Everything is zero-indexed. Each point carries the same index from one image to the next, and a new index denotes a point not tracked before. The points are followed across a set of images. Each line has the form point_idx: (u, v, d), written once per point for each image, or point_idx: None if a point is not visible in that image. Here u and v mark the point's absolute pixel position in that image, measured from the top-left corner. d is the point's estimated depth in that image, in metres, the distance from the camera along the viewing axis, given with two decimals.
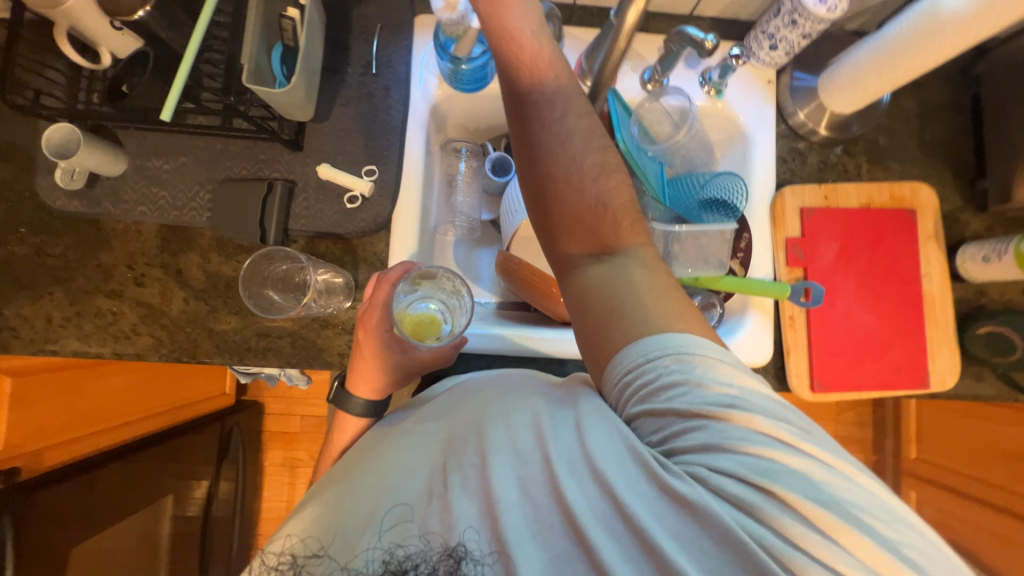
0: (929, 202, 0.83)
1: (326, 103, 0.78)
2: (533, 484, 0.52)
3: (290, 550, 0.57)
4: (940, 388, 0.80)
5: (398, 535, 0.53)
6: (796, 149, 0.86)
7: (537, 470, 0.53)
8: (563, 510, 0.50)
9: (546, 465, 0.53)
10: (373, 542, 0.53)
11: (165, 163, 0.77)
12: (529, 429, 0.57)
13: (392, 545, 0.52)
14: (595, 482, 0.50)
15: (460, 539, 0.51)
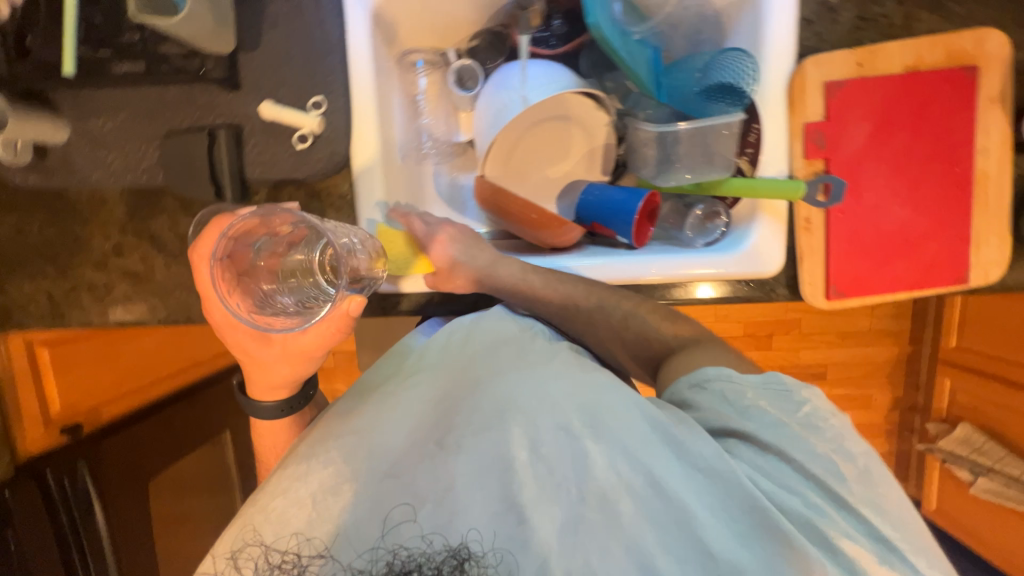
0: (998, 54, 0.66)
1: (253, 27, 0.68)
2: (547, 463, 0.53)
3: (295, 546, 0.50)
4: (981, 283, 0.71)
5: (400, 532, 0.50)
6: (827, 4, 0.68)
7: (551, 448, 0.54)
8: (574, 486, 0.52)
9: (563, 442, 0.54)
10: (375, 540, 0.50)
11: (105, 121, 0.71)
12: (542, 403, 0.56)
13: (395, 545, 0.50)
14: (613, 452, 0.53)
15: (465, 536, 0.50)
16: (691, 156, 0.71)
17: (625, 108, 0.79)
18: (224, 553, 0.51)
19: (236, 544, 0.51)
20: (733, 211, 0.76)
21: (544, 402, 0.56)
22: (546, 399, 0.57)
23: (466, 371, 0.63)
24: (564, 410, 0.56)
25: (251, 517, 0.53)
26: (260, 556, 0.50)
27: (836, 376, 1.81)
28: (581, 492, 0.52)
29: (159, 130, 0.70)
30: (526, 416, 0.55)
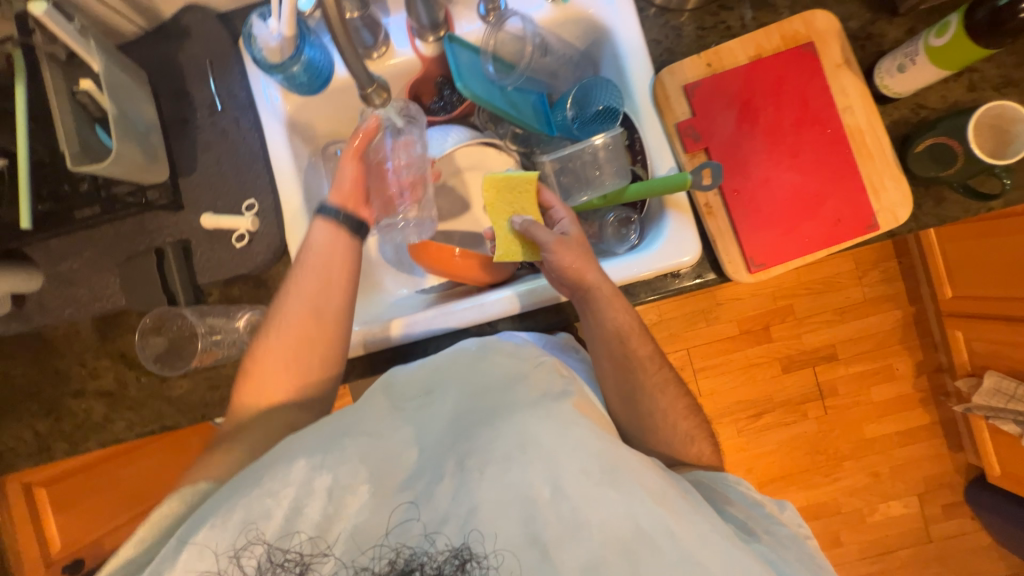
0: (828, 26, 0.74)
1: (189, 156, 0.79)
2: (568, 503, 0.51)
3: (298, 546, 0.52)
4: (895, 224, 0.73)
5: (405, 532, 0.52)
6: (670, 25, 0.78)
7: (575, 489, 0.52)
8: (592, 531, 0.51)
9: (587, 488, 0.52)
10: (380, 539, 0.52)
11: (73, 262, 0.80)
12: (568, 442, 0.54)
13: (399, 544, 0.52)
14: (634, 505, 0.52)
15: (466, 540, 0.51)
16: (587, 175, 0.78)
17: (523, 148, 0.88)
18: (224, 551, 0.51)
19: (236, 542, 0.51)
20: (646, 211, 0.81)
21: (569, 443, 0.54)
22: (573, 440, 0.54)
23: (485, 394, 0.60)
24: (591, 454, 0.54)
25: (245, 515, 0.51)
26: (262, 555, 0.51)
27: (846, 354, 1.75)
28: (594, 535, 0.51)
29: (118, 258, 0.79)
30: (550, 457, 0.53)
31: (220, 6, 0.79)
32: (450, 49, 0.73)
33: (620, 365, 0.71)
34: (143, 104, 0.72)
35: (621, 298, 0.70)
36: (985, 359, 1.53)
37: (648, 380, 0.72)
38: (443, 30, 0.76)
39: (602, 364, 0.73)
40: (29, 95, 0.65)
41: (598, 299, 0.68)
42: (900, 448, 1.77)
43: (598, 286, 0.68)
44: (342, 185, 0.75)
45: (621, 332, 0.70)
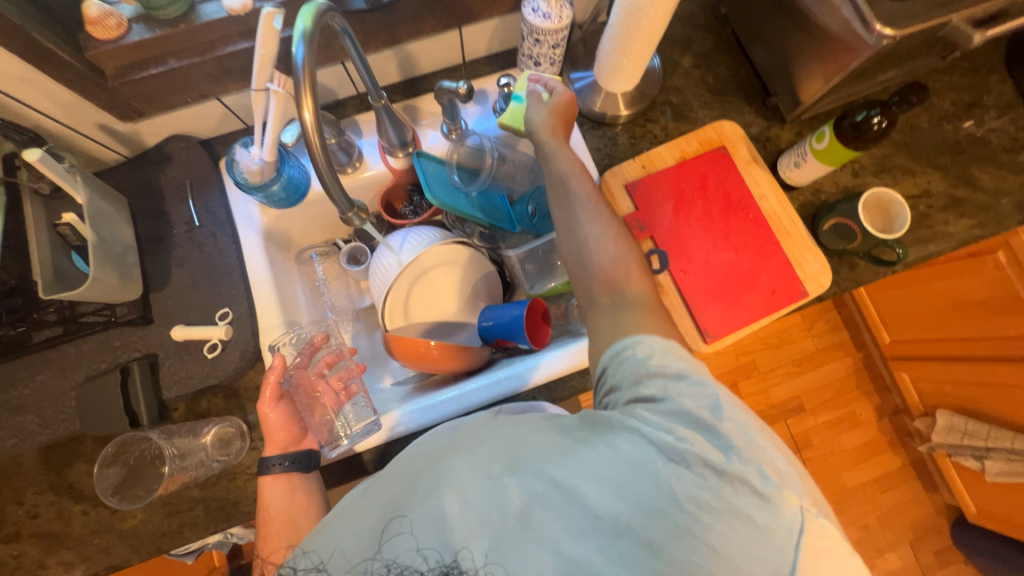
0: (735, 133, 0.89)
1: (163, 270, 0.80)
2: (470, 507, 0.47)
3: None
4: (820, 290, 0.83)
5: (393, 549, 0.46)
6: (607, 135, 0.92)
7: (473, 490, 0.47)
8: (496, 517, 0.47)
9: (484, 484, 0.48)
10: (368, 554, 0.47)
11: (23, 388, 0.75)
12: (461, 453, 0.50)
13: (387, 560, 0.46)
14: (527, 477, 0.48)
15: (455, 551, 0.46)
16: (549, 264, 0.89)
17: (490, 243, 0.97)
18: None
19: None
20: None
21: (462, 453, 0.50)
22: (467, 448, 0.51)
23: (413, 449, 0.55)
24: (484, 449, 0.50)
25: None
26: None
27: (812, 404, 1.82)
28: (497, 516, 0.47)
29: (76, 380, 0.76)
30: (448, 473, 0.49)
31: (204, 134, 0.86)
32: (418, 163, 0.82)
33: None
34: (121, 226, 0.74)
35: (604, 207, 0.70)
36: (934, 397, 1.63)
37: (621, 270, 0.65)
38: (411, 147, 0.85)
39: (574, 272, 0.68)
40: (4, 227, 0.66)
41: (577, 213, 0.69)
42: (881, 495, 1.79)
43: (579, 189, 0.70)
44: (271, 433, 0.71)
45: (599, 237, 0.67)
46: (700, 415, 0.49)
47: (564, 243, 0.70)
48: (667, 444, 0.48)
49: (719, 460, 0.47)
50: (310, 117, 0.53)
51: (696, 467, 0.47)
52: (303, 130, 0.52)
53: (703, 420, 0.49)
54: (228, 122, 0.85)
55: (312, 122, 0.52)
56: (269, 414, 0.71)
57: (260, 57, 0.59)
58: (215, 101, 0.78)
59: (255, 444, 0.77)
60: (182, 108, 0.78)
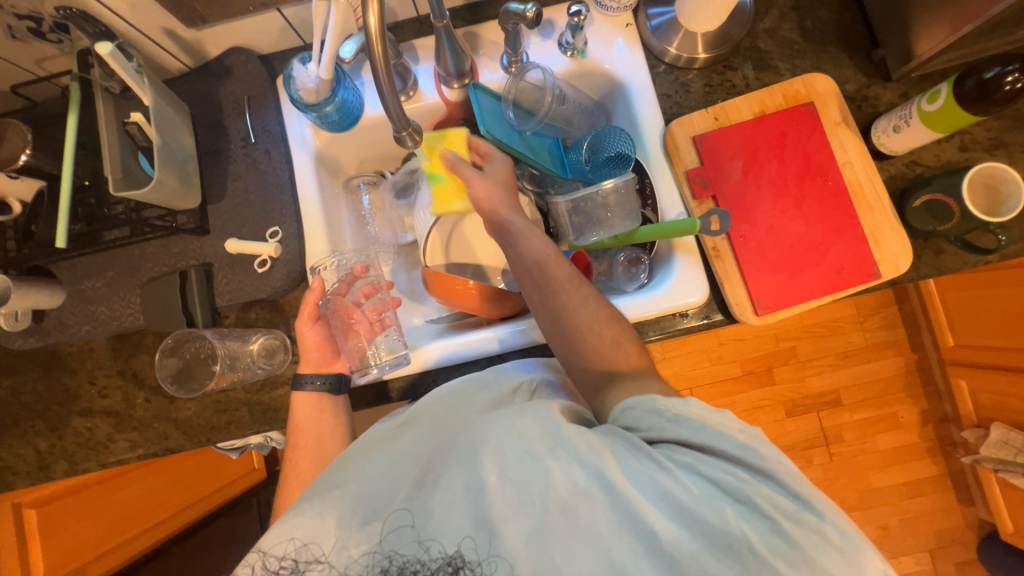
0: (827, 88, 0.79)
1: (218, 184, 0.82)
2: (513, 485, 0.53)
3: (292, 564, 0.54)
4: (895, 273, 0.75)
5: (396, 538, 0.54)
6: (679, 81, 0.84)
7: (518, 470, 0.53)
8: (539, 501, 0.52)
9: (528, 467, 0.53)
10: (371, 545, 0.54)
11: (96, 281, 0.81)
12: (506, 433, 0.55)
13: (390, 550, 0.54)
14: (572, 471, 0.52)
15: (457, 546, 0.52)
16: (598, 216, 0.81)
17: (538, 188, 0.92)
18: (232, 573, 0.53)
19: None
20: (656, 251, 0.84)
21: (509, 433, 0.55)
22: (515, 428, 0.55)
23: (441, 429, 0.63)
24: (531, 434, 0.54)
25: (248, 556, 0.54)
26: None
27: (850, 400, 1.73)
28: (513, 512, 0.52)
29: (141, 279, 0.81)
30: (493, 449, 0.54)
31: (263, 48, 0.85)
32: (474, 95, 0.78)
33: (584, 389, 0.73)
34: (183, 135, 0.77)
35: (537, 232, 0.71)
36: (991, 410, 1.52)
37: (571, 300, 0.66)
38: (468, 78, 0.81)
39: (538, 313, 0.69)
40: (78, 124, 0.70)
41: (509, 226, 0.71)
42: (908, 500, 1.72)
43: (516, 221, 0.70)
44: (307, 350, 0.76)
45: (539, 261, 0.68)
46: (749, 452, 0.51)
47: (522, 287, 0.70)
48: (709, 476, 0.51)
49: (766, 503, 0.49)
50: (375, 24, 0.51)
51: (738, 505, 0.49)
52: (368, 36, 0.51)
53: (753, 462, 0.51)
54: (287, 37, 0.83)
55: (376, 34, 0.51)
56: (306, 333, 0.76)
57: None
58: (274, 12, 0.76)
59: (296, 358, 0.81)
60: (242, 17, 0.76)
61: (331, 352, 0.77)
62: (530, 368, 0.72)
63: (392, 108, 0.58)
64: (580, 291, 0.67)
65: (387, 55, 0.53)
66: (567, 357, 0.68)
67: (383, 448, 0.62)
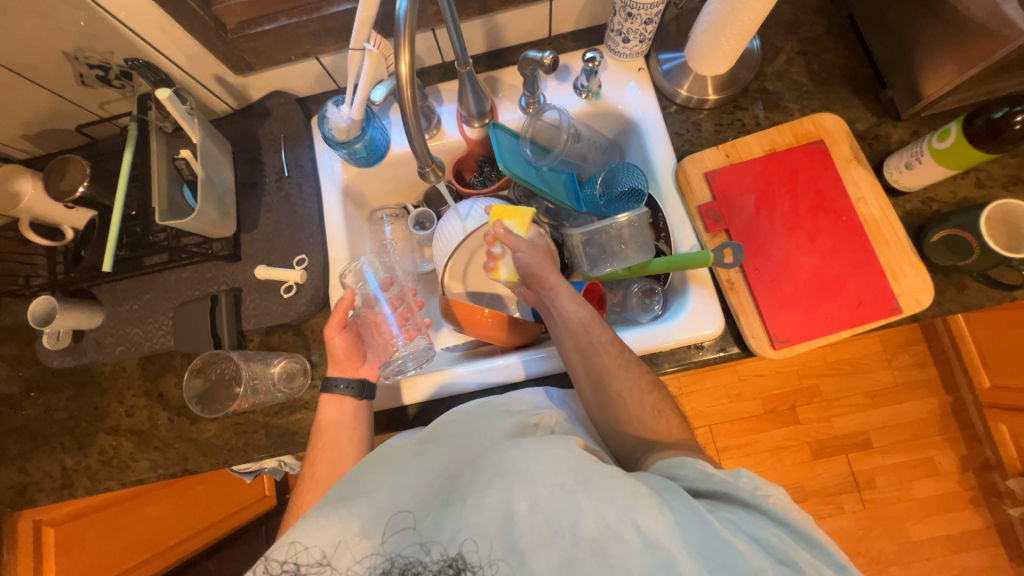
0: (837, 127, 0.81)
1: (252, 214, 0.88)
2: (543, 515, 0.53)
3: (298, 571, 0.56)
4: (917, 308, 0.74)
5: (401, 542, 0.57)
6: (690, 120, 0.87)
7: (549, 501, 0.53)
8: (570, 535, 0.52)
9: (560, 500, 0.53)
10: (376, 549, 0.57)
11: (134, 304, 0.86)
12: (539, 463, 0.55)
13: (393, 554, 0.56)
14: (605, 509, 0.51)
15: (460, 549, 0.54)
16: (612, 248, 0.83)
17: (553, 222, 0.95)
18: None
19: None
20: (669, 283, 0.85)
21: (541, 462, 0.55)
22: (547, 458, 0.56)
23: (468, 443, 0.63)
24: (563, 467, 0.55)
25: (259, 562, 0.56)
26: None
27: (881, 442, 1.65)
28: (538, 536, 0.52)
29: (174, 303, 0.85)
30: (525, 477, 0.55)
31: (301, 92, 0.92)
32: (494, 134, 0.82)
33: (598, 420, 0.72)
34: (224, 169, 0.83)
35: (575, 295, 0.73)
36: None
37: (612, 363, 0.69)
38: (488, 118, 0.86)
39: (579, 377, 0.71)
40: (133, 159, 0.76)
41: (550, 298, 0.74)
42: (950, 555, 1.59)
43: (559, 286, 0.74)
44: (335, 356, 0.77)
45: (583, 324, 0.71)
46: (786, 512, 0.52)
47: (567, 356, 0.72)
48: (740, 526, 0.51)
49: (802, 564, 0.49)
50: (406, 72, 0.56)
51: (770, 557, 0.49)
52: (398, 83, 0.55)
53: (790, 520, 0.52)
54: (323, 82, 0.90)
55: (406, 81, 0.56)
56: (334, 338, 0.77)
57: (361, 17, 0.60)
58: (313, 60, 0.84)
59: (315, 382, 0.83)
60: (285, 65, 0.84)
61: (355, 357, 0.78)
62: (541, 398, 0.72)
63: (421, 146, 0.63)
64: (621, 355, 0.69)
65: (416, 98, 0.58)
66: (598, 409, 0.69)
67: (410, 467, 0.63)
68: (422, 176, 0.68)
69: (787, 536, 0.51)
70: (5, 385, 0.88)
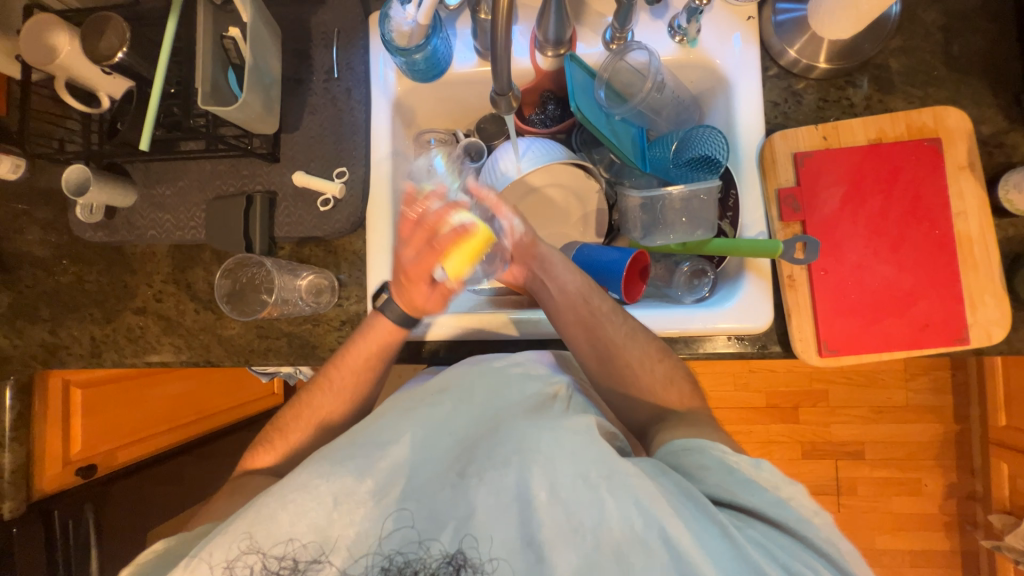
0: (959, 125, 0.71)
1: (296, 114, 0.82)
2: (563, 507, 0.55)
3: (292, 552, 0.54)
4: (985, 341, 0.69)
5: (398, 540, 0.55)
6: (791, 89, 0.77)
7: (570, 493, 0.55)
8: (591, 535, 0.53)
9: (581, 492, 0.55)
10: (372, 547, 0.55)
11: (167, 189, 0.83)
12: (561, 449, 0.58)
13: (392, 551, 0.55)
14: (628, 506, 0.53)
15: (460, 546, 0.54)
16: (670, 219, 0.77)
17: (612, 177, 0.89)
18: (219, 562, 0.54)
19: (230, 553, 0.55)
20: (724, 267, 0.80)
21: (564, 449, 0.58)
22: (567, 446, 0.58)
23: (492, 419, 0.65)
24: (584, 459, 0.57)
25: (247, 524, 0.55)
26: (255, 563, 0.54)
27: (874, 455, 1.65)
28: (557, 526, 0.54)
29: (208, 195, 0.82)
30: (547, 459, 0.57)
31: None
32: (568, 68, 0.74)
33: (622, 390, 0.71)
34: (272, 58, 0.76)
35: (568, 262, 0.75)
36: None
37: (617, 335, 0.70)
38: (564, 48, 0.77)
39: (586, 357, 0.72)
40: (177, 30, 0.70)
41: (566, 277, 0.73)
42: (910, 569, 1.66)
43: (549, 255, 0.74)
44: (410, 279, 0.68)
45: (582, 294, 0.72)
46: (786, 510, 0.54)
47: (571, 332, 0.71)
48: (747, 532, 0.52)
49: (803, 567, 0.50)
50: None
51: (774, 560, 0.50)
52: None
53: (786, 521, 0.53)
54: None
55: None
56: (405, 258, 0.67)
57: None
58: None
59: (342, 302, 0.82)
60: None
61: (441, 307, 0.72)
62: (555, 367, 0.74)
63: (501, 53, 0.54)
64: (626, 324, 0.71)
65: (511, 14, 0.50)
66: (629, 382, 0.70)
67: (428, 431, 0.64)
68: (493, 104, 0.63)
69: (786, 539, 0.53)
70: (39, 247, 0.88)
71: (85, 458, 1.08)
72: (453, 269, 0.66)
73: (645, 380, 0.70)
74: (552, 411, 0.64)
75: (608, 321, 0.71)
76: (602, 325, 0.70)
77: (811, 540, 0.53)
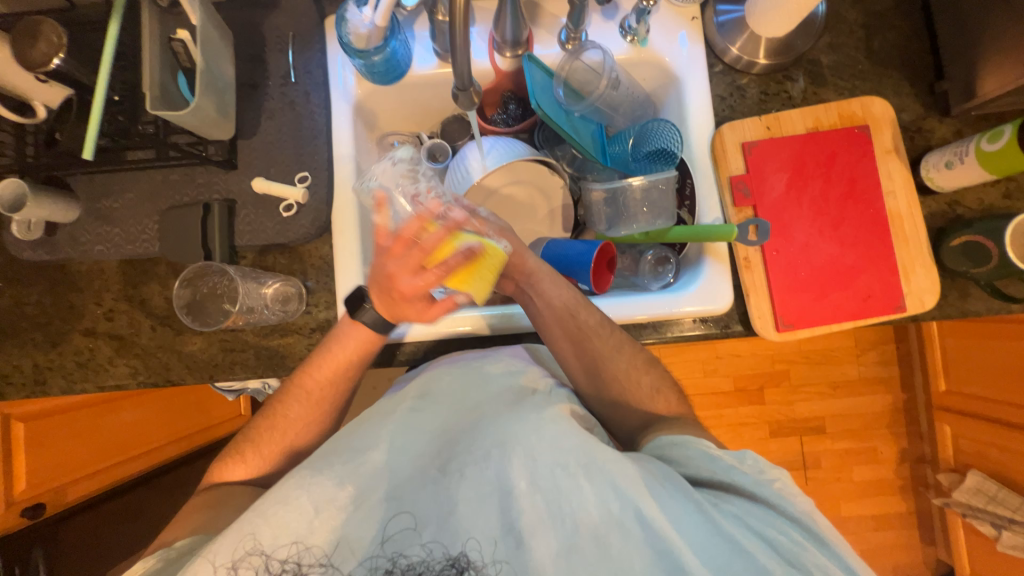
0: (884, 113, 0.78)
1: (253, 119, 0.80)
2: (544, 496, 0.56)
3: (295, 555, 0.54)
4: (920, 309, 0.75)
5: (398, 542, 0.55)
6: (735, 84, 0.82)
7: (551, 482, 0.57)
8: (573, 522, 0.56)
9: (562, 481, 0.57)
10: (374, 551, 0.55)
11: (115, 201, 0.79)
12: (539, 439, 0.58)
13: (393, 554, 0.55)
14: (607, 495, 0.56)
15: (462, 548, 0.55)
16: (633, 210, 0.79)
17: (575, 172, 0.91)
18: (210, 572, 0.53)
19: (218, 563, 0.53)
20: (685, 253, 0.84)
21: (543, 439, 0.59)
22: (546, 439, 0.59)
23: (471, 414, 0.66)
24: (563, 449, 0.58)
25: (234, 538, 0.54)
26: (258, 566, 0.53)
27: (834, 428, 1.75)
28: (540, 515, 0.56)
29: (161, 206, 0.79)
30: (527, 451, 0.58)
31: None
32: (527, 68, 0.76)
33: (595, 378, 0.72)
34: (224, 62, 0.74)
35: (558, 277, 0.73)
36: (970, 456, 1.52)
37: (604, 350, 0.71)
38: (522, 48, 0.78)
39: (571, 365, 0.74)
40: (119, 34, 0.67)
41: (552, 293, 0.72)
42: (873, 532, 1.76)
43: (537, 270, 0.73)
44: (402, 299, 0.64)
45: (569, 308, 0.72)
46: (769, 491, 0.58)
47: (557, 344, 0.73)
48: (729, 510, 0.56)
49: (783, 541, 0.54)
50: None
51: (760, 535, 0.54)
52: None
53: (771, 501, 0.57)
54: None
55: None
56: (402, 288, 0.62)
57: None
58: None
59: (311, 309, 0.80)
60: None
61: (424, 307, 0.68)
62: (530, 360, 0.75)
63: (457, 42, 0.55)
64: (613, 339, 0.72)
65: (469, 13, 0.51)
66: (603, 372, 0.72)
67: (407, 432, 0.63)
68: (455, 99, 0.63)
69: (772, 517, 0.56)
70: None
71: (30, 498, 0.99)
72: (476, 290, 0.62)
73: (616, 363, 0.72)
74: (529, 400, 0.65)
75: (594, 335, 0.72)
76: (593, 347, 0.71)
77: (793, 517, 0.56)
